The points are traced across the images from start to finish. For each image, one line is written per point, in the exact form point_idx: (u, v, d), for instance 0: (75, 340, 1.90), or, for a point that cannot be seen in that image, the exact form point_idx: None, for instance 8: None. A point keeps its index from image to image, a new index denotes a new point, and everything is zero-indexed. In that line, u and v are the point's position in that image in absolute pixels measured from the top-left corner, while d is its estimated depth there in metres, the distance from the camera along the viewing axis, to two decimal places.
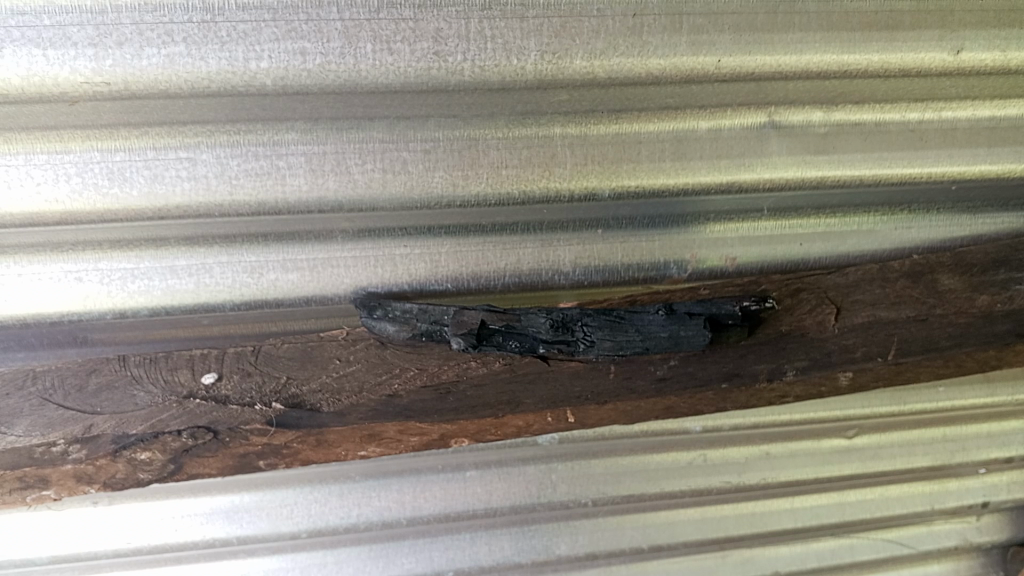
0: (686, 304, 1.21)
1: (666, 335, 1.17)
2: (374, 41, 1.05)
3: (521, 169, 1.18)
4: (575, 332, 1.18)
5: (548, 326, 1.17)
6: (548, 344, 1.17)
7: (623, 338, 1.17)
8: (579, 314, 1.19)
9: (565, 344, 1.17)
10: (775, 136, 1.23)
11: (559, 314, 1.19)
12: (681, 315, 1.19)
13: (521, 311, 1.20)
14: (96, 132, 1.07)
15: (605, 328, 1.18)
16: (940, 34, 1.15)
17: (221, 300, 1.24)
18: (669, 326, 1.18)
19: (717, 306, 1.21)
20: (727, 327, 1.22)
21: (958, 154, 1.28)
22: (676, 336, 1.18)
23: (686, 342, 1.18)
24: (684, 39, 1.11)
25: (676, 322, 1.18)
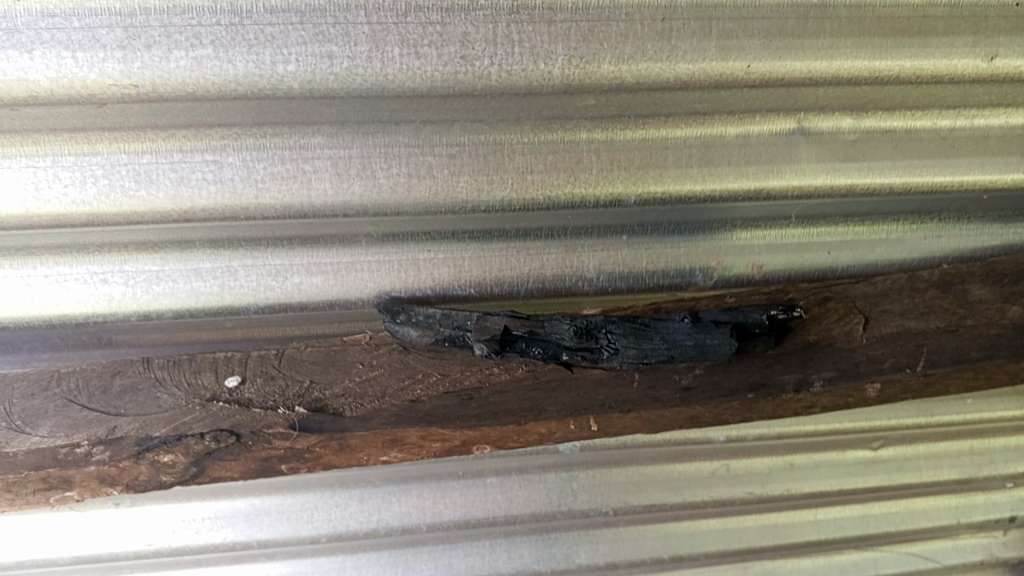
0: (712, 313, 1.21)
1: (692, 344, 1.17)
2: (401, 45, 1.03)
3: (546, 174, 1.18)
4: (599, 339, 1.18)
5: (572, 333, 1.17)
6: (571, 351, 1.18)
7: (647, 346, 1.17)
8: (601, 321, 1.20)
9: (589, 352, 1.18)
10: (804, 142, 1.22)
11: (583, 321, 1.19)
12: (706, 323, 1.18)
13: (544, 316, 1.20)
14: (123, 134, 1.06)
15: (630, 335, 1.17)
16: (974, 40, 1.13)
17: (245, 303, 1.24)
18: (694, 334, 1.17)
19: (743, 313, 1.21)
20: (753, 336, 1.22)
21: (990, 163, 1.27)
22: (701, 345, 1.17)
23: (712, 351, 1.17)
24: (714, 43, 1.09)
25: (703, 331, 1.17)
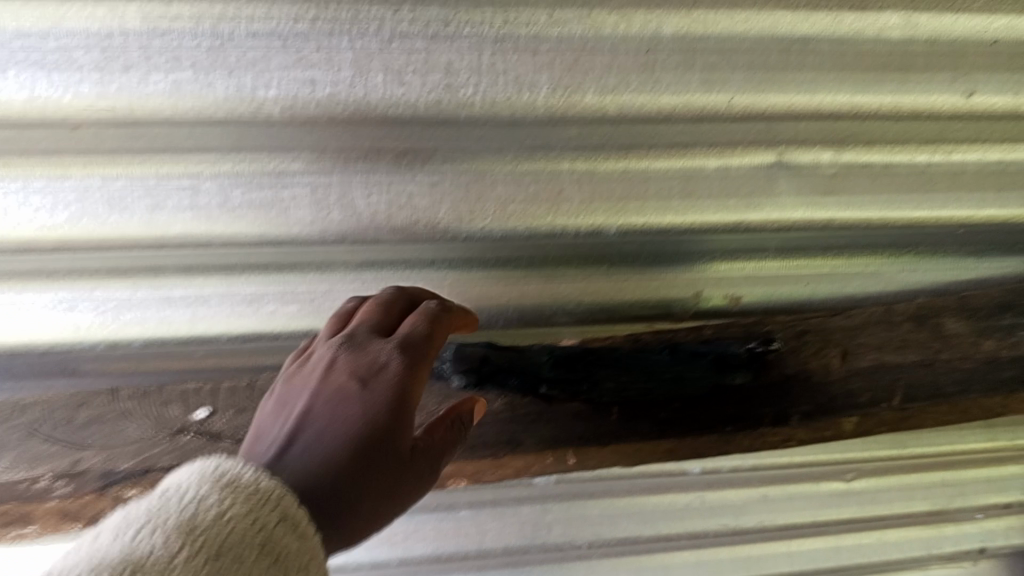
0: (689, 344, 1.27)
1: (671, 376, 1.24)
2: (384, 72, 1.00)
3: (528, 203, 1.16)
4: (579, 371, 1.23)
5: (552, 364, 1.22)
6: (551, 382, 1.21)
7: (627, 378, 1.22)
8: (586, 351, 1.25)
9: (568, 383, 1.22)
10: (783, 175, 1.21)
11: (564, 353, 1.24)
12: (687, 356, 1.25)
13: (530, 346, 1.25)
14: (97, 158, 1.01)
15: (614, 367, 1.23)
16: (952, 77, 1.14)
17: (215, 332, 1.22)
18: (675, 367, 1.24)
19: (722, 346, 1.26)
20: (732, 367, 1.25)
21: (965, 198, 1.29)
22: (681, 377, 1.24)
23: (690, 382, 1.24)
24: (699, 76, 1.08)
25: (682, 363, 1.25)
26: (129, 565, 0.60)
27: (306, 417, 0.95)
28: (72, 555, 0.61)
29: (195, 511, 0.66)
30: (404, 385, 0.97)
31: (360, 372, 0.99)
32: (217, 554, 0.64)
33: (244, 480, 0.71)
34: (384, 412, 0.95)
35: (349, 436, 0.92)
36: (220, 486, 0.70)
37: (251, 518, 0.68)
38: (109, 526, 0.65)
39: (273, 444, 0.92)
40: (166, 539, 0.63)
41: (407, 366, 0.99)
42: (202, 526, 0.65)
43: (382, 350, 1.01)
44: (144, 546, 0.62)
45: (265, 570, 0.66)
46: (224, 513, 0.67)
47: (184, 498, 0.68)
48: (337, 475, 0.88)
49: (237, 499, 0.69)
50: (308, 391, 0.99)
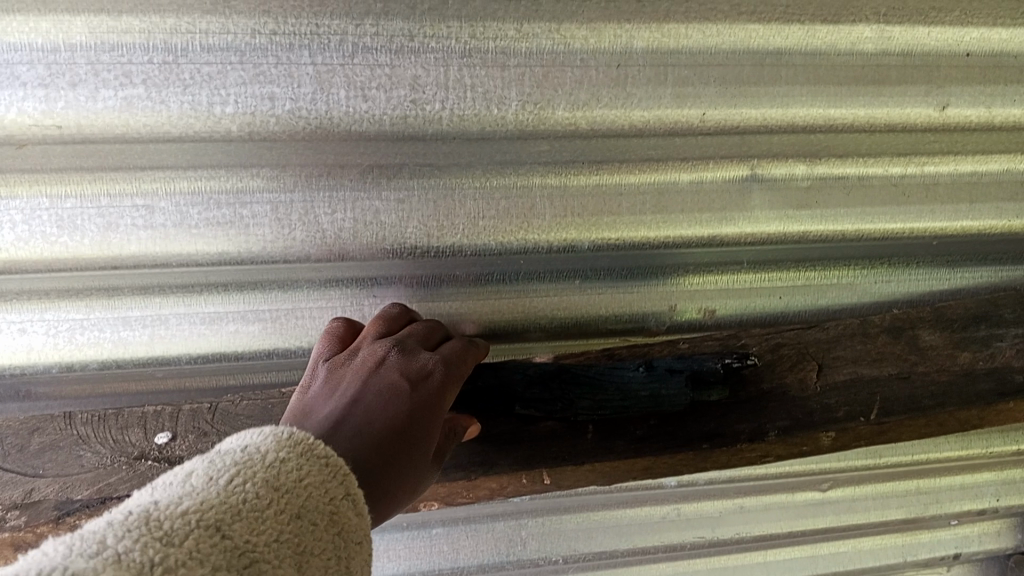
0: (667, 360, 1.23)
1: (646, 394, 1.19)
2: (347, 88, 0.97)
3: (498, 220, 1.12)
4: (555, 391, 1.19)
5: (526, 385, 1.19)
6: (524, 402, 1.18)
7: (602, 398, 1.19)
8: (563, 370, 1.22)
9: (544, 404, 1.19)
10: (758, 189, 1.19)
11: (540, 372, 1.21)
12: (663, 372, 1.20)
13: (507, 365, 1.22)
14: (44, 177, 0.97)
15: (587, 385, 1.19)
16: (926, 89, 1.13)
17: (175, 353, 1.17)
18: (649, 383, 1.19)
19: (698, 362, 1.23)
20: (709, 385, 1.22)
21: (939, 211, 1.28)
22: (656, 394, 1.19)
23: (666, 401, 1.20)
24: (670, 90, 1.05)
25: (657, 380, 1.19)
26: (221, 511, 0.56)
27: (352, 408, 0.90)
28: (161, 491, 0.57)
29: (277, 470, 0.63)
30: (445, 396, 0.96)
31: (410, 372, 0.96)
32: (300, 515, 0.61)
33: (320, 447, 0.68)
34: (431, 418, 0.92)
35: (400, 435, 0.88)
36: (298, 450, 0.67)
37: (329, 487, 0.65)
38: (194, 470, 0.61)
39: (320, 428, 0.86)
40: (257, 490, 0.60)
41: (451, 379, 0.97)
42: (285, 484, 0.62)
43: (427, 359, 0.98)
44: (235, 494, 0.59)
45: (331, 540, 0.62)
46: (305, 477, 0.64)
47: (266, 455, 0.65)
48: (386, 469, 0.84)
49: (316, 467, 0.66)
50: (351, 380, 0.94)
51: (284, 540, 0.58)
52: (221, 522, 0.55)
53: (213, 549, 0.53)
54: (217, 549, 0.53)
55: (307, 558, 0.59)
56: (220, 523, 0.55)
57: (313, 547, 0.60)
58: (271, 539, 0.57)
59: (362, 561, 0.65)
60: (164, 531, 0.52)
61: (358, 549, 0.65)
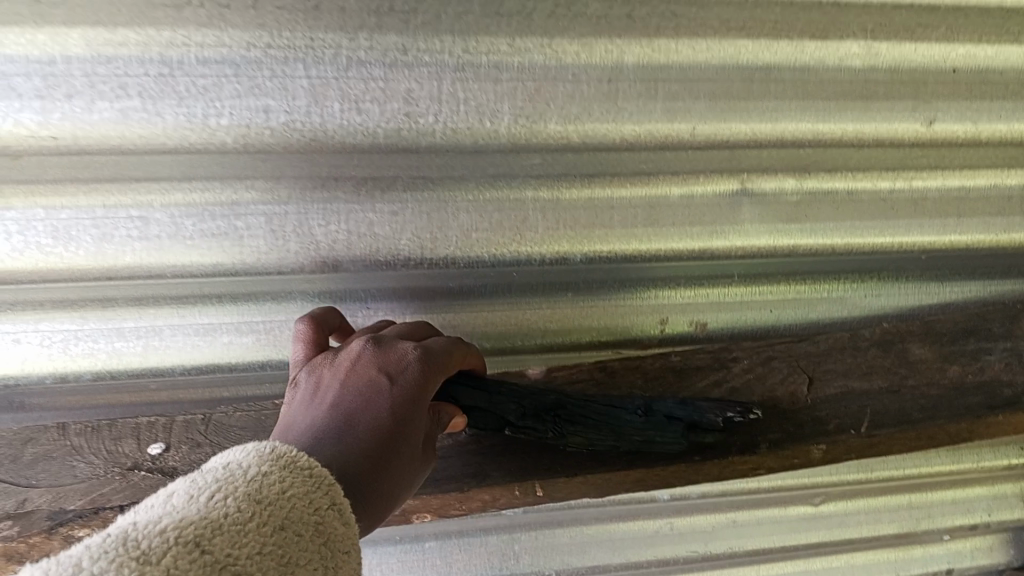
0: (669, 403, 1.21)
1: (640, 438, 1.18)
2: (341, 101, 0.98)
3: (491, 232, 1.13)
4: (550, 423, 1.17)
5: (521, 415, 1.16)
6: (516, 428, 1.17)
7: (597, 437, 1.18)
8: (557, 400, 1.19)
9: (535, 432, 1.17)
10: (748, 204, 1.21)
11: (537, 402, 1.17)
12: (660, 419, 1.19)
13: (498, 387, 1.18)
14: (40, 188, 0.98)
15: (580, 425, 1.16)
16: (913, 104, 1.15)
17: (169, 364, 1.19)
18: (645, 430, 1.18)
19: (698, 412, 1.19)
20: (702, 433, 1.22)
21: (927, 224, 1.30)
22: (650, 441, 1.19)
23: (658, 444, 1.19)
24: (661, 104, 1.06)
25: (654, 428, 1.17)
26: (201, 526, 0.58)
27: (332, 415, 0.89)
28: (141, 513, 0.60)
29: (259, 484, 0.66)
30: (425, 388, 0.94)
31: (388, 368, 0.94)
32: (282, 527, 0.63)
33: (303, 459, 0.71)
34: (412, 414, 0.91)
35: (384, 435, 0.88)
36: (278, 464, 0.69)
37: (312, 498, 0.68)
38: (175, 491, 0.63)
39: (300, 435, 0.87)
40: (237, 505, 0.62)
41: (429, 368, 0.95)
42: (267, 497, 0.64)
43: (406, 350, 0.96)
44: (217, 509, 0.61)
45: (316, 549, 0.64)
46: (287, 490, 0.67)
47: (246, 471, 0.67)
48: (371, 473, 0.84)
49: (297, 480, 0.68)
50: (331, 385, 0.93)
51: (267, 552, 0.60)
52: (201, 537, 0.57)
53: (192, 565, 0.55)
54: (196, 565, 0.55)
55: (290, 569, 0.61)
56: (200, 538, 0.57)
57: (298, 557, 0.62)
58: (253, 552, 0.60)
59: (350, 566, 0.67)
60: (142, 551, 0.54)
61: (346, 556, 0.67)
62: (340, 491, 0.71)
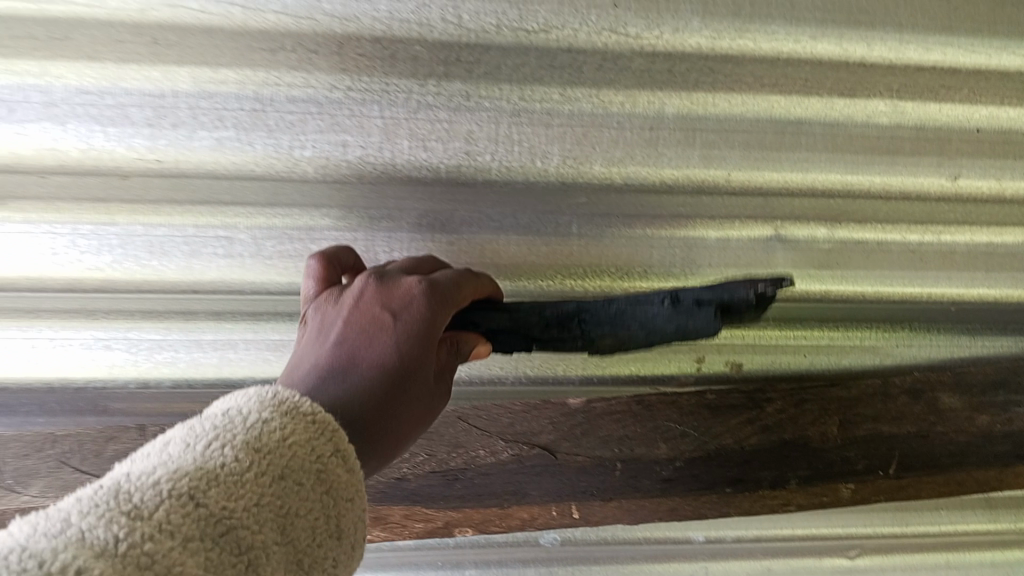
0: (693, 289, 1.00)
1: (672, 330, 1.01)
2: (410, 139, 1.10)
3: (539, 263, 1.25)
4: (572, 330, 1.07)
5: (539, 325, 1.08)
6: (542, 341, 1.08)
7: (622, 334, 1.04)
8: (580, 306, 1.08)
9: (562, 342, 1.07)
10: (781, 248, 1.29)
11: (555, 310, 1.08)
12: (687, 305, 1.00)
13: (516, 305, 1.10)
14: (142, 207, 1.11)
15: (605, 323, 1.05)
16: (938, 160, 1.22)
17: (242, 377, 1.30)
18: (674, 319, 1.01)
19: (728, 291, 0.98)
20: (739, 311, 1.00)
21: (956, 277, 1.36)
22: (683, 329, 1.01)
23: (697, 333, 1.00)
24: (698, 151, 1.16)
25: (680, 315, 1.00)
26: (196, 478, 0.62)
27: (338, 348, 0.95)
28: (141, 463, 0.63)
29: (258, 432, 0.69)
30: (430, 323, 0.97)
31: (391, 305, 0.97)
32: (282, 477, 0.68)
33: (304, 406, 0.75)
34: (416, 350, 0.95)
35: (386, 371, 0.93)
36: (280, 412, 0.73)
37: (311, 448, 0.72)
38: (174, 440, 0.67)
39: (309, 373, 0.92)
40: (235, 456, 0.66)
41: (432, 303, 0.97)
42: (266, 447, 0.69)
43: (410, 285, 0.98)
44: (213, 460, 0.65)
45: (314, 496, 0.70)
46: (287, 437, 0.71)
47: (246, 419, 0.70)
48: (371, 410, 0.90)
49: (298, 428, 0.72)
50: (339, 319, 0.98)
51: (265, 502, 0.65)
52: (196, 490, 0.61)
53: (187, 518, 0.59)
54: (192, 519, 0.59)
55: (290, 518, 0.67)
56: (195, 491, 0.61)
57: (296, 507, 0.68)
58: (252, 503, 0.64)
59: (347, 514, 0.72)
60: (133, 505, 0.58)
61: (345, 504, 0.73)
62: (343, 437, 0.76)
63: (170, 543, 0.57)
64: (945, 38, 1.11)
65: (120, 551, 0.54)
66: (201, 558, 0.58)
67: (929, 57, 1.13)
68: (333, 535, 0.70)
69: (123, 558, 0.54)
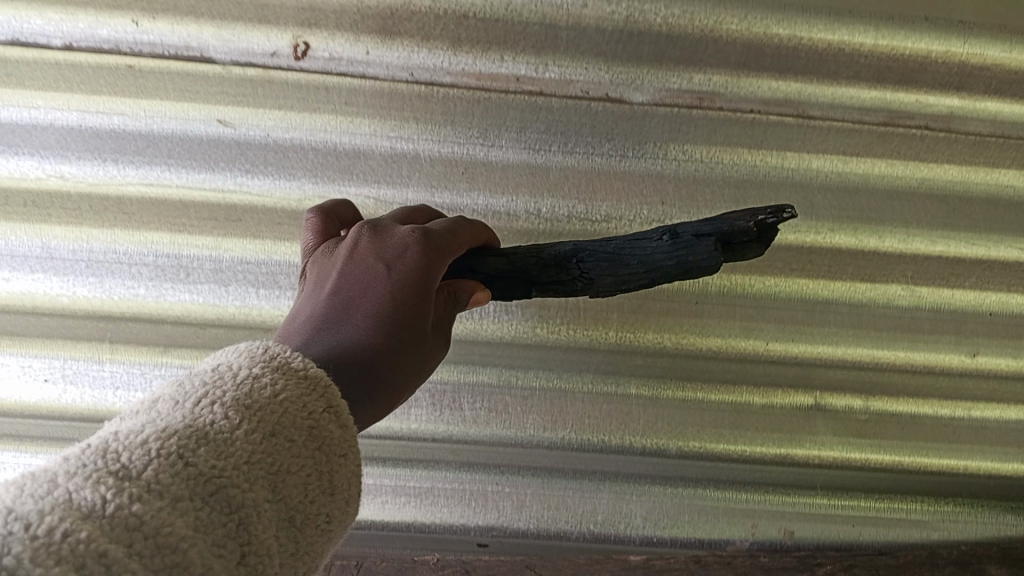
0: (693, 223, 0.97)
1: (673, 264, 0.97)
2: (495, 304, 1.34)
3: (601, 419, 1.41)
4: (570, 270, 1.06)
5: (539, 266, 1.07)
6: (543, 284, 1.08)
7: (622, 272, 1.02)
8: (578, 247, 1.06)
9: (561, 283, 1.07)
10: (821, 417, 1.43)
11: (555, 252, 1.07)
12: (687, 239, 0.96)
13: (513, 251, 1.10)
14: None
15: (604, 262, 1.03)
16: (956, 338, 1.38)
17: None
18: (674, 254, 0.97)
19: (728, 222, 0.94)
20: (742, 246, 0.94)
21: (990, 453, 1.47)
22: (684, 264, 0.97)
23: (697, 268, 0.96)
24: (737, 324, 1.36)
25: (681, 248, 0.96)
26: (184, 438, 0.63)
27: (332, 297, 0.96)
28: (130, 424, 0.64)
29: (248, 388, 0.70)
30: (425, 272, 0.97)
31: (387, 255, 0.98)
32: (271, 434, 0.68)
33: (294, 366, 0.76)
34: (411, 297, 0.95)
35: (380, 319, 0.94)
36: (270, 368, 0.74)
37: (303, 404, 0.72)
38: (165, 400, 0.68)
39: (303, 324, 0.94)
40: (223, 414, 0.67)
41: (427, 253, 0.98)
42: (256, 404, 0.69)
43: (404, 235, 0.99)
44: (202, 417, 0.66)
45: (308, 452, 0.70)
46: (278, 394, 0.71)
47: (237, 375, 0.72)
48: (362, 358, 0.91)
49: (289, 384, 0.73)
50: (335, 268, 1.00)
51: (255, 460, 0.65)
52: (184, 449, 0.62)
53: (176, 476, 0.59)
54: (181, 479, 0.59)
55: (281, 475, 0.67)
56: (183, 451, 0.61)
57: (286, 463, 0.68)
58: (242, 461, 0.64)
59: (342, 471, 0.73)
60: (121, 465, 0.58)
61: (340, 461, 0.73)
62: (336, 394, 0.77)
63: (158, 504, 0.57)
64: (946, 232, 1.33)
65: (106, 513, 0.54)
66: (190, 517, 0.58)
67: (935, 248, 1.33)
68: (329, 492, 0.71)
69: (110, 519, 0.54)
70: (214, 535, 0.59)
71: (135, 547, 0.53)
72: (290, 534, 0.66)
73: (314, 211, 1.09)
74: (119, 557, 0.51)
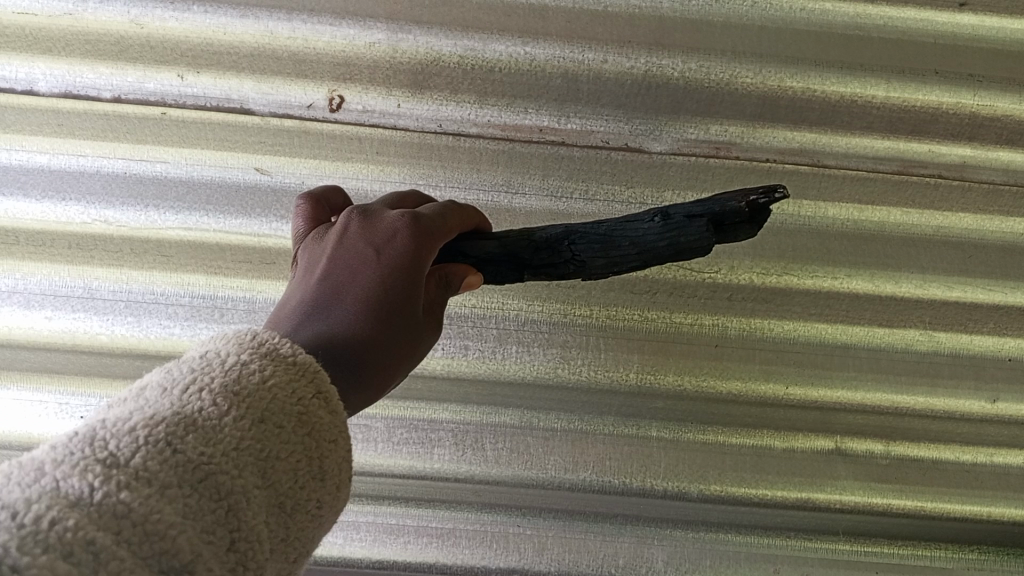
0: (684, 205, 1.02)
1: (664, 244, 1.01)
2: (518, 344, 1.39)
3: (622, 461, 1.41)
4: (562, 252, 1.09)
5: (531, 248, 1.11)
6: (535, 266, 1.12)
7: (614, 254, 1.06)
8: (570, 230, 1.10)
9: (553, 265, 1.10)
10: (843, 462, 1.42)
11: (547, 234, 1.11)
12: (679, 220, 1.00)
13: (504, 235, 1.14)
14: None
15: (595, 244, 1.07)
16: (976, 384, 1.39)
17: (360, 557, 1.44)
18: (665, 235, 1.01)
19: (719, 202, 0.98)
20: (733, 227, 0.98)
21: (1015, 498, 1.43)
22: (676, 245, 1.00)
23: (687, 249, 1.00)
24: (758, 366, 1.39)
25: (673, 229, 1.00)
26: (173, 425, 0.64)
27: (322, 283, 0.99)
28: (119, 411, 0.65)
29: (236, 373, 0.72)
30: (414, 253, 1.00)
31: (376, 239, 1.01)
32: (260, 419, 0.70)
33: (282, 351, 0.77)
34: (400, 280, 0.98)
35: (370, 303, 0.96)
36: (258, 354, 0.75)
37: (292, 391, 0.74)
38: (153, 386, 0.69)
39: (293, 309, 0.96)
40: (211, 401, 0.68)
41: (415, 236, 1.01)
42: (244, 390, 0.71)
43: (393, 220, 1.03)
44: (189, 404, 0.67)
45: (298, 438, 0.72)
46: (267, 379, 0.73)
47: (224, 361, 0.73)
48: (353, 340, 0.93)
49: (278, 370, 0.75)
50: (325, 254, 1.03)
51: (244, 447, 0.67)
52: (172, 436, 0.63)
53: (164, 463, 0.61)
54: (169, 466, 0.61)
55: (269, 462, 0.69)
56: (172, 438, 0.63)
57: (275, 450, 0.70)
58: (230, 448, 0.66)
59: (332, 456, 0.75)
60: (109, 453, 0.60)
61: (330, 446, 0.75)
62: (326, 380, 0.78)
63: (146, 491, 0.59)
64: (961, 277, 1.36)
65: (94, 501, 0.56)
66: (179, 505, 0.60)
67: (951, 293, 1.36)
68: (318, 478, 0.73)
69: (99, 506, 0.56)
70: (203, 522, 0.61)
71: (123, 534, 0.55)
72: (280, 519, 0.68)
73: (305, 197, 1.13)
74: (108, 544, 0.54)
